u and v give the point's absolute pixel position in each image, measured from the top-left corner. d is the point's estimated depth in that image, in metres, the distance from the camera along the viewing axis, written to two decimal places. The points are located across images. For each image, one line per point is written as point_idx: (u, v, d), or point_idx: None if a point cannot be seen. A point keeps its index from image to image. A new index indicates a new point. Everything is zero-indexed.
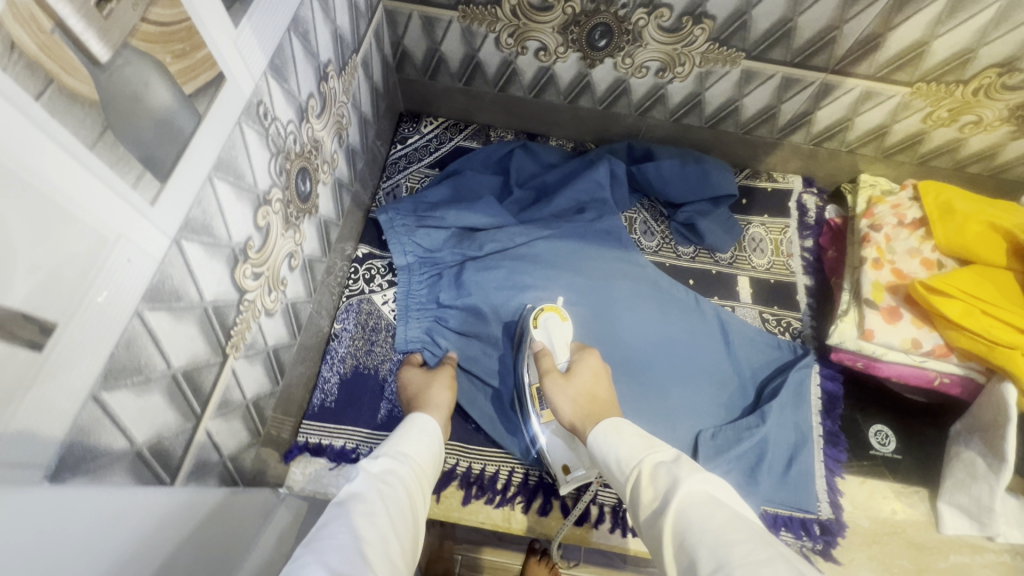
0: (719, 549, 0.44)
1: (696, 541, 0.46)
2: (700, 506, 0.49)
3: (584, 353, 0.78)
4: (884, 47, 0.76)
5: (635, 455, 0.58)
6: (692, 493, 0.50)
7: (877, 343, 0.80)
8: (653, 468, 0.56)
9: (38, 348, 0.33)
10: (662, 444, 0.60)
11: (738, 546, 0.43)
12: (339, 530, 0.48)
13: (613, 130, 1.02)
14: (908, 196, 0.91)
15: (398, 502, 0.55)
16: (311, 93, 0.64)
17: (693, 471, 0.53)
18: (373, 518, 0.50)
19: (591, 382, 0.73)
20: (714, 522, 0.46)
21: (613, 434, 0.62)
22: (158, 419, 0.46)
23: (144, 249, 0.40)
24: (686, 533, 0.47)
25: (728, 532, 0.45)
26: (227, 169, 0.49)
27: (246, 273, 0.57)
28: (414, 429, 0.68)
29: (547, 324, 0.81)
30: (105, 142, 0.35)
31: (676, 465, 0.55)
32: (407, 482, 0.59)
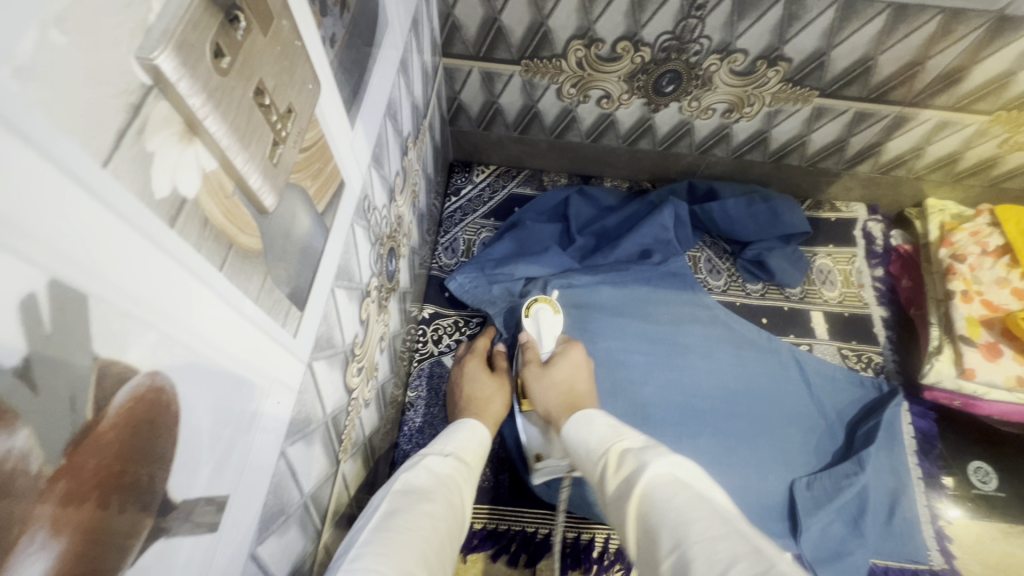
0: (680, 527, 0.40)
1: (658, 521, 0.42)
2: (665, 486, 0.44)
3: (571, 346, 0.76)
4: (966, 79, 0.74)
5: (604, 444, 0.55)
6: (657, 474, 0.46)
7: (979, 381, 0.77)
8: (621, 455, 0.51)
9: (215, 529, 0.30)
10: (630, 432, 0.55)
11: (698, 520, 0.40)
12: (401, 528, 0.45)
13: (672, 169, 1.00)
14: (986, 222, 0.89)
15: (454, 505, 0.52)
16: (397, 170, 0.62)
17: (660, 452, 0.48)
18: (434, 521, 0.47)
19: (568, 377, 0.71)
20: (676, 501, 0.42)
21: (585, 424, 0.59)
22: (293, 553, 0.43)
23: (287, 384, 0.38)
24: (649, 515, 0.43)
25: (688, 509, 0.41)
26: (344, 275, 0.47)
27: (353, 371, 0.54)
28: (472, 434, 0.65)
29: (539, 315, 0.81)
30: (266, 289, 0.32)
31: (643, 451, 0.50)
32: (466, 485, 0.56)
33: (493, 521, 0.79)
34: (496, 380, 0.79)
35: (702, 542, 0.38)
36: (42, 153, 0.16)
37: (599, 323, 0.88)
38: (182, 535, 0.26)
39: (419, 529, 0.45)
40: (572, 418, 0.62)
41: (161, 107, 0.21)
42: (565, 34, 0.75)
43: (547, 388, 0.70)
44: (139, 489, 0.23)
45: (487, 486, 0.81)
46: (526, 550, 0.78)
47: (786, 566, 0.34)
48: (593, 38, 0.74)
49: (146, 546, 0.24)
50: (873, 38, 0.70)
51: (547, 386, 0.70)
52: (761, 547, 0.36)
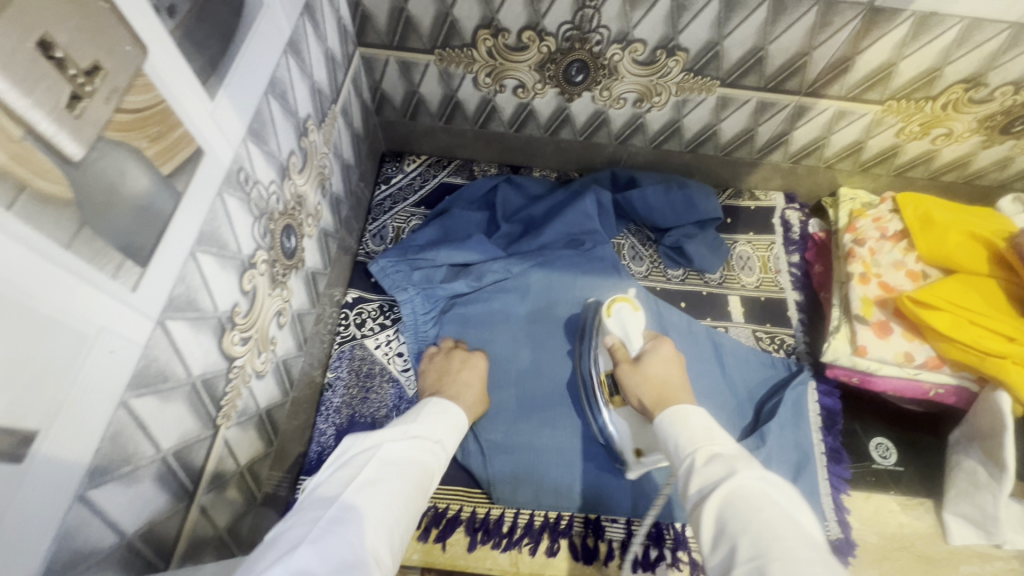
0: (760, 541, 0.42)
1: (738, 529, 0.44)
2: (750, 500, 0.45)
3: (659, 342, 0.73)
4: (853, 69, 0.78)
5: (693, 443, 0.54)
6: (744, 484, 0.47)
7: (871, 358, 0.81)
8: (709, 458, 0.51)
9: (19, 460, 0.31)
10: (725, 438, 0.54)
11: (784, 541, 0.41)
12: (374, 502, 0.49)
13: (596, 159, 1.03)
14: (888, 209, 0.93)
15: (422, 482, 0.56)
16: (292, 150, 0.64)
17: (753, 464, 0.48)
18: (405, 501, 0.51)
19: (663, 370, 0.68)
20: (761, 517, 0.43)
21: (678, 418, 0.58)
22: (148, 507, 0.45)
23: (126, 336, 0.39)
24: (730, 522, 0.45)
25: (777, 529, 0.42)
26: (210, 241, 0.49)
27: (234, 340, 0.55)
28: (449, 417, 0.68)
29: (620, 314, 0.79)
30: (83, 238, 0.34)
31: (733, 460, 0.50)
32: (435, 464, 0.59)
33: None
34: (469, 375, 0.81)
35: (784, 559, 0.40)
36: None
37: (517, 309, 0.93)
38: None
39: (390, 507, 0.49)
40: (660, 416, 0.61)
41: None
42: (471, 24, 0.78)
43: (641, 382, 0.69)
44: None
45: None
46: (436, 525, 0.79)
47: None
48: (498, 27, 0.78)
49: None
50: (760, 28, 0.73)
51: (641, 381, 0.69)
52: None
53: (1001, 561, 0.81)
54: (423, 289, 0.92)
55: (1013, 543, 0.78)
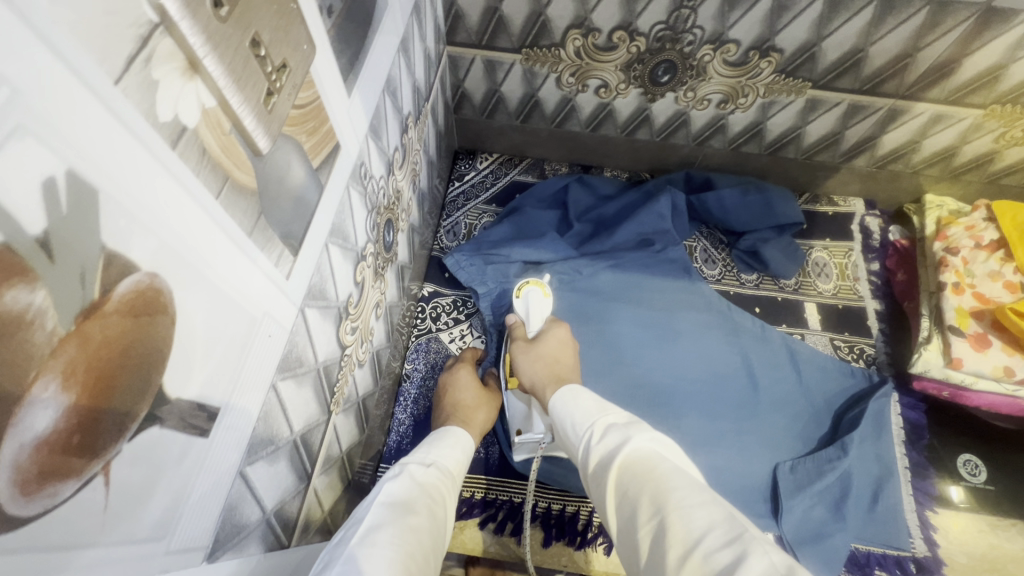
0: (657, 498, 0.42)
1: (637, 492, 0.44)
2: (645, 458, 0.46)
3: (557, 325, 0.75)
4: (958, 72, 0.76)
5: (589, 418, 0.55)
6: (638, 447, 0.48)
7: (966, 371, 0.78)
8: (604, 430, 0.52)
9: (206, 435, 0.33)
10: (615, 408, 0.56)
11: (676, 490, 0.42)
12: (391, 539, 0.46)
13: (669, 160, 1.02)
14: (982, 217, 0.89)
15: (438, 523, 0.54)
16: (396, 146, 0.66)
17: (641, 426, 0.50)
18: (418, 535, 0.48)
19: (556, 350, 0.71)
20: (655, 473, 0.44)
21: (571, 399, 0.58)
22: (282, 486, 0.47)
23: (280, 322, 0.41)
24: (628, 486, 0.45)
25: (668, 481, 0.43)
26: (338, 233, 0.51)
27: (347, 329, 0.58)
28: (453, 441, 0.68)
29: (528, 295, 0.81)
30: (259, 227, 0.36)
31: (626, 426, 0.51)
32: (447, 494, 0.59)
33: (481, 490, 0.82)
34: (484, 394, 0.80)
35: (679, 510, 0.40)
36: (54, 51, 0.19)
37: (592, 309, 0.92)
38: (175, 430, 0.30)
39: (407, 541, 0.46)
40: (555, 399, 0.61)
41: (166, 44, 0.25)
42: (563, 23, 0.78)
43: (535, 361, 0.70)
44: (138, 374, 0.26)
45: (478, 457, 0.84)
46: (511, 519, 0.80)
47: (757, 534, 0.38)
48: (589, 27, 0.78)
49: (142, 429, 0.27)
50: (862, 30, 0.72)
51: (535, 359, 0.70)
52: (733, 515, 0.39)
53: None
54: (498, 284, 0.92)
55: None
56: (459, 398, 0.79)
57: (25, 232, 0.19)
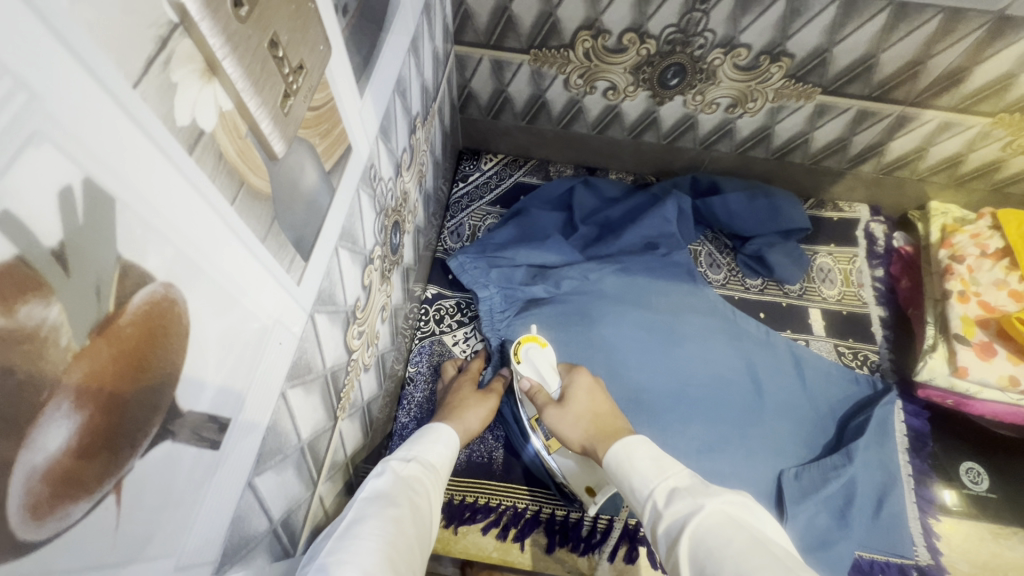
0: (738, 574, 0.42)
1: (715, 565, 0.44)
2: (720, 529, 0.46)
3: (576, 372, 0.73)
4: (968, 80, 0.75)
5: (649, 483, 0.55)
6: (710, 515, 0.48)
7: (972, 380, 0.78)
8: (670, 497, 0.52)
9: (217, 447, 0.32)
10: (675, 467, 0.56)
11: (759, 567, 0.42)
12: (372, 534, 0.46)
13: (675, 163, 1.01)
14: (987, 225, 0.89)
15: (422, 514, 0.54)
16: (404, 148, 0.65)
17: (708, 491, 0.51)
18: (402, 527, 0.49)
19: (591, 404, 0.69)
20: (733, 547, 0.44)
21: (625, 456, 0.58)
22: (289, 495, 0.46)
23: (290, 329, 0.40)
24: (705, 560, 0.45)
25: (748, 555, 0.43)
26: (348, 237, 0.50)
27: (354, 334, 0.57)
28: (437, 439, 0.67)
29: (529, 356, 0.74)
30: (273, 233, 0.35)
31: (691, 492, 0.51)
32: (431, 488, 0.59)
33: (484, 495, 0.81)
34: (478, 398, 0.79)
35: None
36: (72, 52, 0.18)
37: (596, 313, 0.91)
38: (187, 443, 0.29)
39: (387, 534, 0.47)
40: (609, 456, 0.60)
41: (185, 44, 0.24)
42: (573, 25, 0.77)
43: (574, 422, 0.68)
44: (151, 388, 0.25)
45: (481, 461, 0.84)
46: (515, 525, 0.80)
47: None
48: (600, 29, 0.77)
49: (154, 444, 0.26)
50: (875, 36, 0.71)
51: (575, 421, 0.68)
52: None
53: None
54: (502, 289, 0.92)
55: None
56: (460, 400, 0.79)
57: (40, 243, 0.18)
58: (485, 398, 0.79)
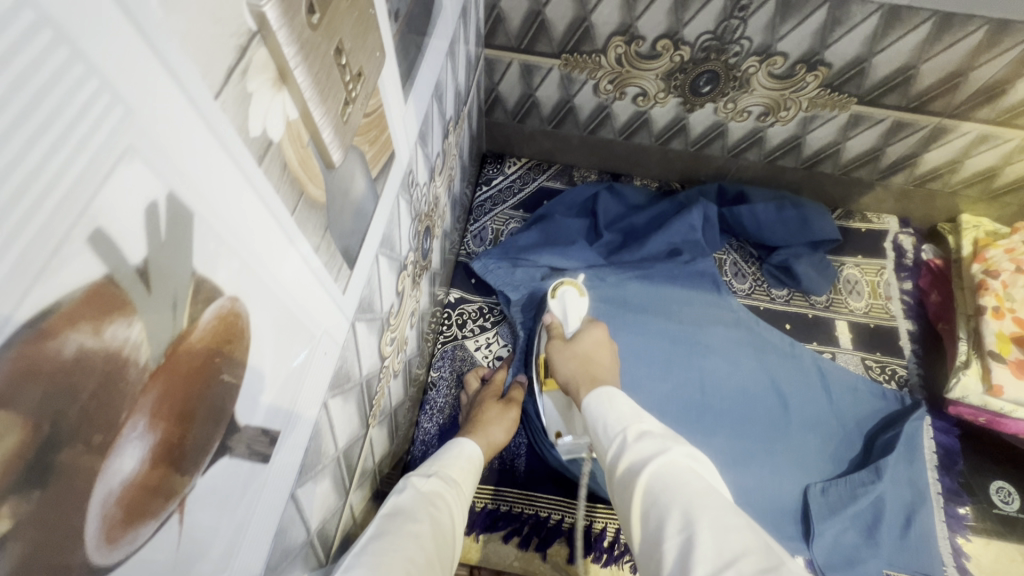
0: (690, 514, 0.42)
1: (667, 501, 0.44)
2: (682, 474, 0.47)
3: (591, 326, 0.75)
4: (1009, 93, 0.74)
5: (622, 423, 0.55)
6: (675, 460, 0.48)
7: (1006, 399, 0.76)
8: (639, 437, 0.52)
9: (267, 460, 0.32)
10: (650, 416, 0.56)
11: (710, 510, 0.42)
12: (388, 547, 0.47)
13: (702, 171, 1.00)
14: (1022, 239, 0.87)
15: (444, 532, 0.54)
16: (438, 152, 0.64)
17: (678, 441, 0.51)
18: (419, 541, 0.49)
19: (591, 349, 0.71)
20: (688, 489, 0.45)
21: (606, 400, 0.58)
22: (326, 504, 0.45)
23: (334, 338, 0.40)
24: (656, 498, 0.45)
25: (702, 499, 0.44)
26: (388, 244, 0.49)
27: (387, 339, 0.56)
28: (460, 454, 0.67)
29: (563, 295, 0.81)
30: (325, 242, 0.34)
31: (662, 437, 0.51)
32: (453, 505, 0.59)
33: (507, 503, 0.81)
34: (503, 410, 0.79)
35: (712, 529, 0.41)
36: (164, 64, 0.18)
37: (622, 319, 0.91)
38: (242, 458, 0.28)
39: (404, 547, 0.47)
40: (591, 398, 0.60)
41: (261, 53, 0.23)
42: (606, 30, 0.76)
43: (570, 359, 0.71)
44: (214, 405, 0.25)
45: (504, 468, 0.83)
46: (537, 534, 0.79)
47: (792, 566, 0.38)
48: (634, 35, 0.76)
49: (214, 460, 0.26)
50: (916, 47, 0.70)
51: (570, 358, 0.71)
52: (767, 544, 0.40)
53: None
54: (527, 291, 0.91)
55: None
56: (483, 411, 0.78)
57: (127, 260, 0.18)
58: (507, 411, 0.79)
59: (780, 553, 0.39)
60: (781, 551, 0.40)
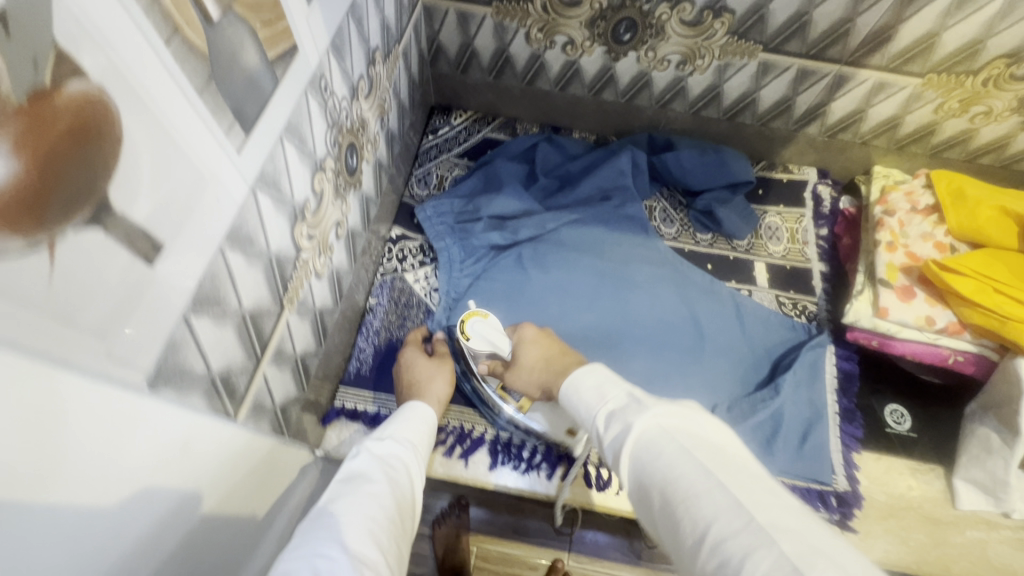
0: (669, 492, 0.44)
1: (650, 482, 0.46)
2: (650, 447, 0.47)
3: (520, 330, 0.78)
4: (896, 39, 0.81)
5: (591, 411, 0.54)
6: (643, 431, 0.48)
7: (891, 320, 0.83)
8: (608, 417, 0.52)
9: (149, 264, 0.38)
10: (614, 386, 0.55)
11: (683, 480, 0.44)
12: (349, 507, 0.49)
13: (634, 123, 1.07)
14: (921, 184, 0.95)
15: (400, 486, 0.57)
16: (361, 75, 0.70)
17: (644, 406, 0.50)
18: (378, 499, 0.52)
19: (540, 351, 0.74)
20: (662, 461, 0.46)
21: (573, 391, 0.58)
22: (229, 353, 0.51)
23: (229, 192, 0.45)
24: (641, 480, 0.47)
25: (674, 470, 0.45)
26: (294, 134, 0.55)
27: (302, 233, 0.62)
28: (412, 418, 0.70)
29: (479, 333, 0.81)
30: (209, 91, 0.40)
31: (624, 412, 0.51)
32: (410, 465, 0.62)
33: None
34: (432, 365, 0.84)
35: (689, 503, 0.43)
36: None
37: (554, 258, 0.97)
38: (118, 243, 0.34)
39: (366, 508, 0.50)
40: (562, 390, 0.60)
41: None
42: None
43: (532, 372, 0.73)
44: (84, 174, 0.31)
45: None
46: (460, 444, 0.85)
47: (766, 517, 0.39)
48: None
49: (87, 225, 0.32)
50: None
51: (533, 369, 0.73)
52: (740, 498, 0.41)
53: (1007, 530, 0.83)
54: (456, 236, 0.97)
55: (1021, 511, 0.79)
56: (413, 372, 0.82)
57: None
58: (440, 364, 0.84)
59: (750, 508, 0.40)
60: (755, 499, 0.41)
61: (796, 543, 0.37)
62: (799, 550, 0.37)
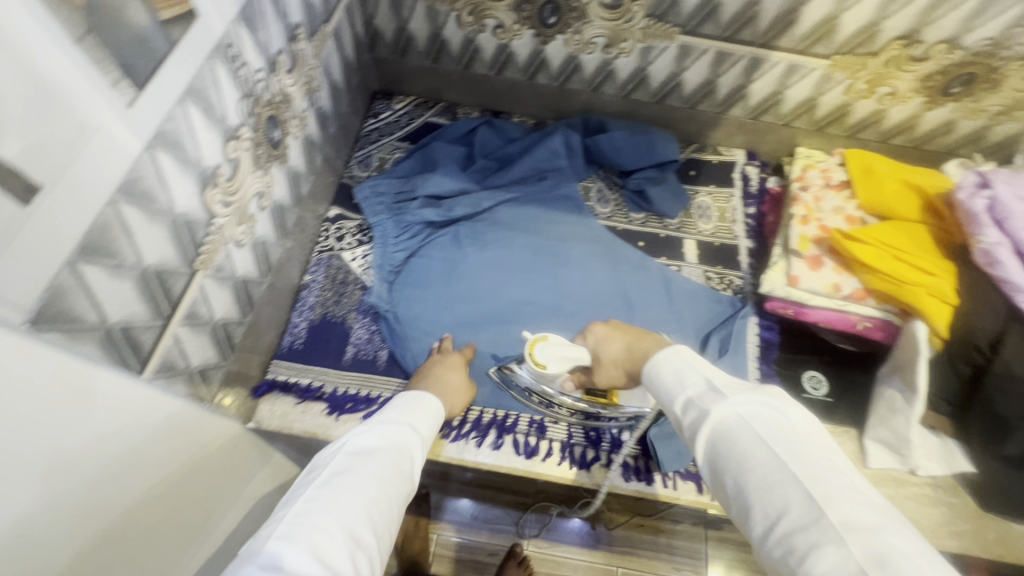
0: (741, 479, 0.47)
1: (722, 467, 0.49)
2: (729, 434, 0.50)
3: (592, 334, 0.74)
4: (800, 21, 0.86)
5: (669, 394, 0.57)
6: (722, 419, 0.51)
7: (802, 288, 0.89)
8: (686, 405, 0.54)
9: (25, 204, 0.39)
10: (695, 371, 0.56)
11: (758, 468, 0.47)
12: (343, 487, 0.53)
13: (570, 106, 1.10)
14: (837, 162, 1.00)
15: (400, 465, 0.59)
16: (281, 50, 0.72)
17: (723, 395, 0.52)
18: (381, 486, 0.55)
19: (617, 346, 0.71)
20: (737, 449, 0.49)
21: (654, 373, 0.60)
22: (128, 306, 0.53)
23: (120, 145, 0.47)
24: (715, 464, 0.50)
25: (749, 458, 0.47)
26: (198, 98, 0.57)
27: (216, 199, 0.63)
28: (426, 405, 0.70)
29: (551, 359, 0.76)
30: (88, 42, 0.42)
31: (704, 399, 0.53)
32: (417, 450, 0.63)
33: (361, 386, 0.85)
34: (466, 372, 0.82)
35: (758, 491, 0.46)
36: None
37: (494, 236, 1.00)
38: None
39: (367, 493, 0.54)
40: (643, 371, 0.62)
41: None
42: None
43: (612, 368, 0.71)
44: None
45: (366, 358, 0.88)
46: None
47: (839, 509, 0.42)
48: None
49: None
50: None
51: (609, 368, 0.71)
52: (812, 491, 0.43)
53: (914, 486, 0.84)
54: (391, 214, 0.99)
55: (925, 468, 0.82)
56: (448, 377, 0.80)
57: None
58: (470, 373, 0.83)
59: (827, 500, 0.42)
60: (836, 492, 0.43)
61: (867, 544, 0.39)
62: (868, 551, 0.39)
